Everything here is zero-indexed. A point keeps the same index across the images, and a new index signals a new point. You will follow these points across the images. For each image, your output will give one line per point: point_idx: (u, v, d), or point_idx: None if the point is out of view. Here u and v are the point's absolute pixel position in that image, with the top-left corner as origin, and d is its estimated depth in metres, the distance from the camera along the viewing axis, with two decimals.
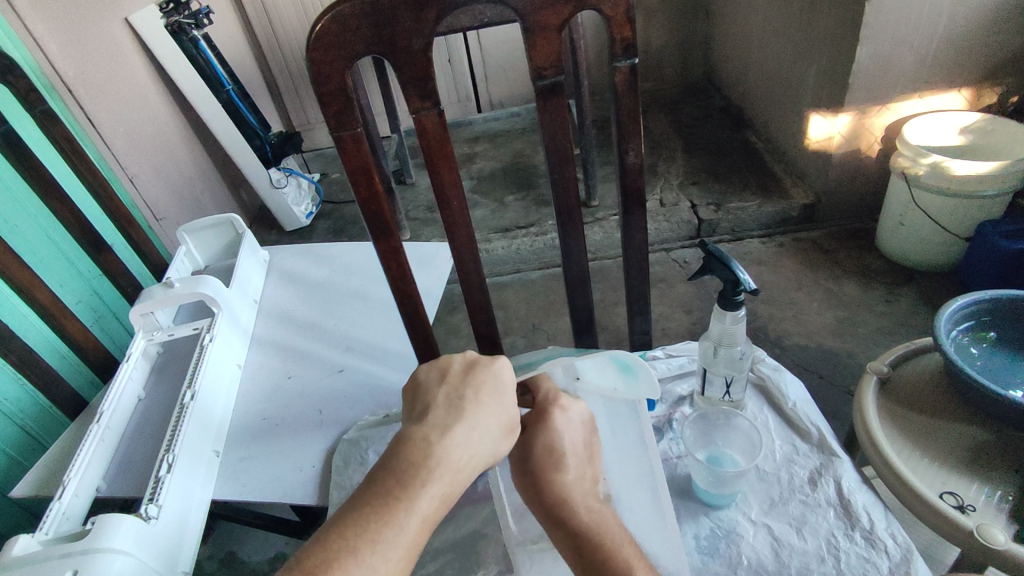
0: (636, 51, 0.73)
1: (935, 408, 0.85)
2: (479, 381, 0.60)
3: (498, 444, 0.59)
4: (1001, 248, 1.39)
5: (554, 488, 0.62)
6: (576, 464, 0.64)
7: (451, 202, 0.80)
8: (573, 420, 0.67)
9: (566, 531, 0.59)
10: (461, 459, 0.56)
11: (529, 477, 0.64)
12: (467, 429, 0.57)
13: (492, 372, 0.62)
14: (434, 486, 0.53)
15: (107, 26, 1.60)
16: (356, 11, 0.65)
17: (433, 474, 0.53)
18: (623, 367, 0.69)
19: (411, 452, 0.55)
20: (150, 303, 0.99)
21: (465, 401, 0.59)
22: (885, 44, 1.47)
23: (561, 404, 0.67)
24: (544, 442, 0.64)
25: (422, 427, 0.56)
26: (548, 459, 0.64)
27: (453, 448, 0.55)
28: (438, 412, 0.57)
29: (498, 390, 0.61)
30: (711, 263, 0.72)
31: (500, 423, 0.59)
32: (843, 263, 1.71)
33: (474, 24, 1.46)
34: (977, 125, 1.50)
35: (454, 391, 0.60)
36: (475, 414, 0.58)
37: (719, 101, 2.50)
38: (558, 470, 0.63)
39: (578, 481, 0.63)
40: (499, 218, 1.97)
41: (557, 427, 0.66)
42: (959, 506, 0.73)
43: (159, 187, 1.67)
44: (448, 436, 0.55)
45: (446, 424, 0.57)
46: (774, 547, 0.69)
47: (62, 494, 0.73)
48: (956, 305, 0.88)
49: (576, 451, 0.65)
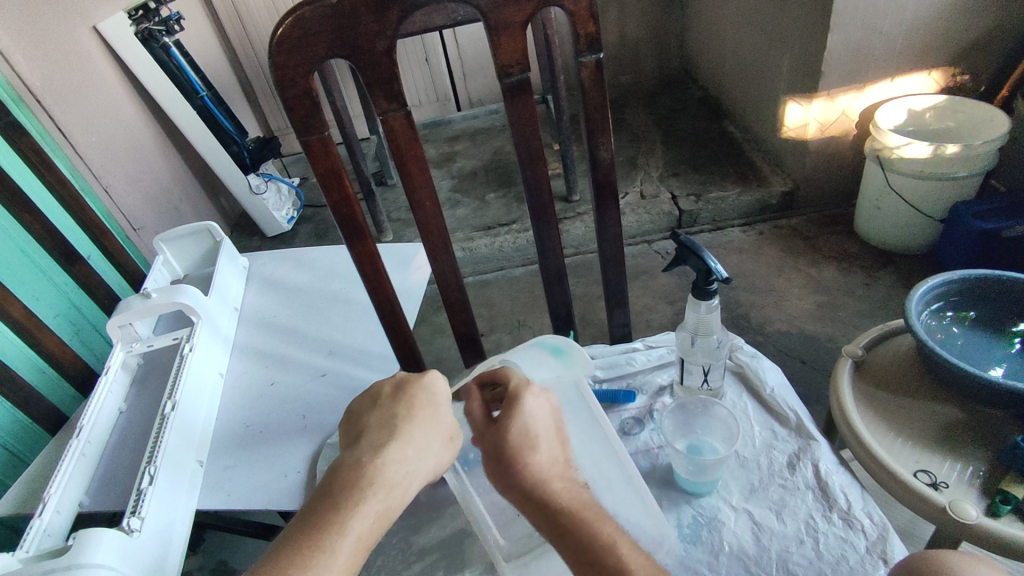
0: (601, 46, 0.74)
1: (909, 388, 0.86)
2: (411, 396, 0.65)
3: (436, 455, 0.63)
4: (976, 229, 1.41)
5: (533, 472, 0.59)
6: (550, 447, 0.62)
7: (424, 202, 0.81)
8: (544, 408, 0.66)
9: (545, 513, 0.57)
10: (396, 475, 0.58)
11: (500, 464, 0.61)
12: (401, 445, 0.60)
13: (424, 386, 0.66)
14: (369, 504, 0.55)
15: (74, 35, 1.57)
16: (317, 14, 0.64)
17: (368, 492, 0.56)
18: (556, 351, 0.80)
19: (346, 475, 0.57)
20: (127, 315, 0.98)
21: (397, 419, 0.62)
22: (855, 30, 1.49)
23: (532, 390, 0.67)
24: (518, 427, 0.62)
25: (355, 450, 0.59)
26: (522, 443, 0.61)
27: (386, 466, 0.58)
28: (370, 435, 0.61)
29: (431, 403, 0.65)
30: (684, 254, 0.72)
31: (436, 434, 0.63)
32: (823, 248, 1.73)
33: (446, 22, 1.46)
34: (922, 107, 1.55)
35: (386, 411, 0.63)
36: (408, 430, 0.62)
37: (696, 91, 2.52)
38: (536, 455, 0.61)
39: (553, 465, 0.61)
40: (481, 216, 1.97)
41: (529, 412, 0.64)
42: (933, 484, 0.74)
43: (135, 196, 1.66)
44: (380, 455, 0.58)
45: (380, 443, 0.60)
46: (755, 531, 0.70)
47: (42, 512, 0.72)
48: (930, 286, 0.90)
49: (548, 435, 0.64)
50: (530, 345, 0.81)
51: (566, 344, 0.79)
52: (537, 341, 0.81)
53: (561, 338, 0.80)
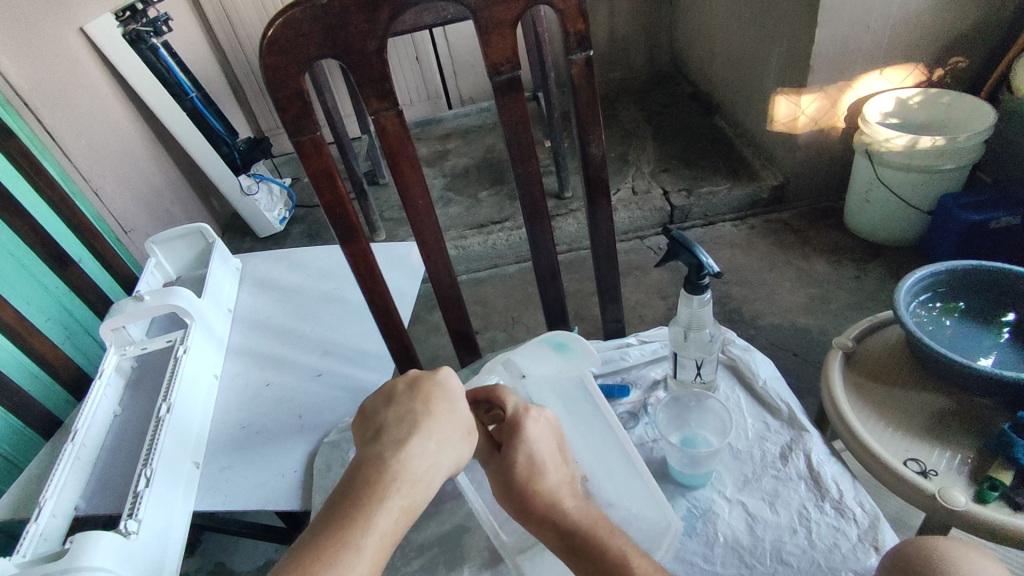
0: (591, 43, 0.75)
1: (897, 377, 0.88)
2: (427, 393, 0.65)
3: (457, 450, 0.63)
4: (964, 220, 1.43)
5: (542, 496, 0.62)
6: (556, 468, 0.65)
7: (417, 201, 0.81)
8: (543, 430, 0.68)
9: (560, 534, 0.59)
10: (419, 470, 0.58)
11: (510, 494, 0.64)
12: (422, 441, 0.60)
13: (438, 382, 0.67)
14: (393, 500, 0.55)
15: (61, 36, 1.56)
16: (307, 15, 0.65)
17: (391, 489, 0.56)
18: (559, 346, 0.82)
19: (368, 472, 0.57)
20: (120, 318, 0.97)
21: (416, 415, 0.63)
22: (843, 24, 1.50)
23: (530, 414, 0.69)
24: (522, 454, 0.65)
25: (376, 446, 0.59)
26: (528, 469, 0.64)
27: (409, 461, 0.58)
28: (391, 431, 0.61)
29: (447, 399, 0.66)
30: (676, 249, 0.73)
31: (455, 429, 0.64)
32: (813, 242, 1.75)
33: (436, 21, 1.47)
34: (908, 100, 1.57)
35: (404, 408, 0.63)
36: (428, 425, 0.62)
37: (686, 87, 2.53)
38: (541, 476, 0.63)
39: (562, 486, 0.63)
40: (473, 215, 1.97)
41: (530, 438, 0.66)
42: (922, 472, 0.75)
43: (125, 198, 1.65)
44: (402, 450, 0.59)
45: (400, 439, 0.60)
46: (749, 522, 0.71)
47: (38, 516, 0.73)
48: (918, 277, 0.91)
49: (552, 457, 0.66)
50: (533, 342, 0.83)
51: (569, 340, 0.80)
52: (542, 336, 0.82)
53: (564, 334, 0.81)
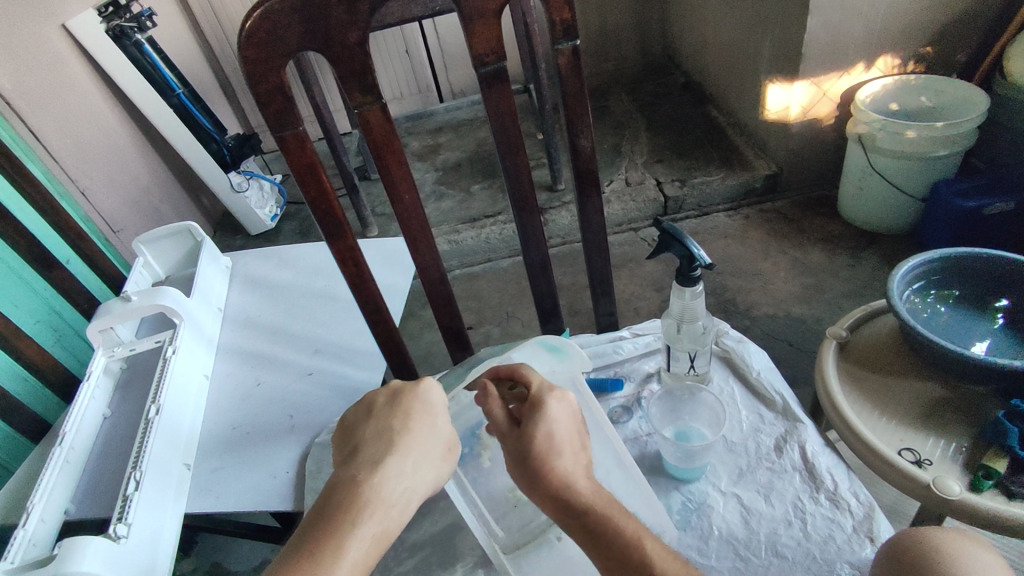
0: (577, 32, 0.73)
1: (892, 366, 0.87)
2: (407, 408, 0.65)
3: (436, 467, 0.63)
4: (959, 207, 1.42)
5: (559, 476, 0.60)
6: (573, 450, 0.63)
7: (403, 196, 0.80)
8: (563, 413, 0.67)
9: (573, 515, 0.58)
10: (393, 493, 0.58)
11: (526, 469, 0.62)
12: (399, 460, 0.60)
13: (419, 396, 0.66)
14: (366, 525, 0.54)
15: (43, 34, 1.53)
16: (286, 7, 0.63)
17: (364, 513, 0.55)
18: (553, 349, 0.82)
19: (343, 494, 0.56)
20: (107, 319, 0.95)
21: (394, 432, 0.62)
22: (834, 11, 1.48)
23: (555, 394, 0.68)
24: (542, 432, 0.63)
25: (352, 467, 0.59)
26: (548, 447, 0.62)
27: (383, 484, 0.57)
28: (367, 449, 0.61)
29: (427, 412, 0.65)
30: (667, 241, 0.72)
31: (435, 445, 0.63)
32: (808, 231, 1.74)
33: (424, 12, 1.45)
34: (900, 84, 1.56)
35: (382, 423, 0.63)
36: (405, 442, 0.61)
37: (679, 77, 2.51)
38: (558, 455, 0.62)
39: (576, 468, 0.62)
40: (466, 209, 1.95)
41: (550, 416, 0.65)
42: (917, 461, 0.75)
43: (113, 197, 1.63)
44: (377, 472, 0.58)
45: (378, 458, 0.60)
46: (743, 515, 0.70)
47: (26, 521, 0.71)
48: (912, 266, 0.91)
49: (570, 438, 0.65)
50: (529, 343, 0.83)
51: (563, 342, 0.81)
52: (537, 339, 0.83)
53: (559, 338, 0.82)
